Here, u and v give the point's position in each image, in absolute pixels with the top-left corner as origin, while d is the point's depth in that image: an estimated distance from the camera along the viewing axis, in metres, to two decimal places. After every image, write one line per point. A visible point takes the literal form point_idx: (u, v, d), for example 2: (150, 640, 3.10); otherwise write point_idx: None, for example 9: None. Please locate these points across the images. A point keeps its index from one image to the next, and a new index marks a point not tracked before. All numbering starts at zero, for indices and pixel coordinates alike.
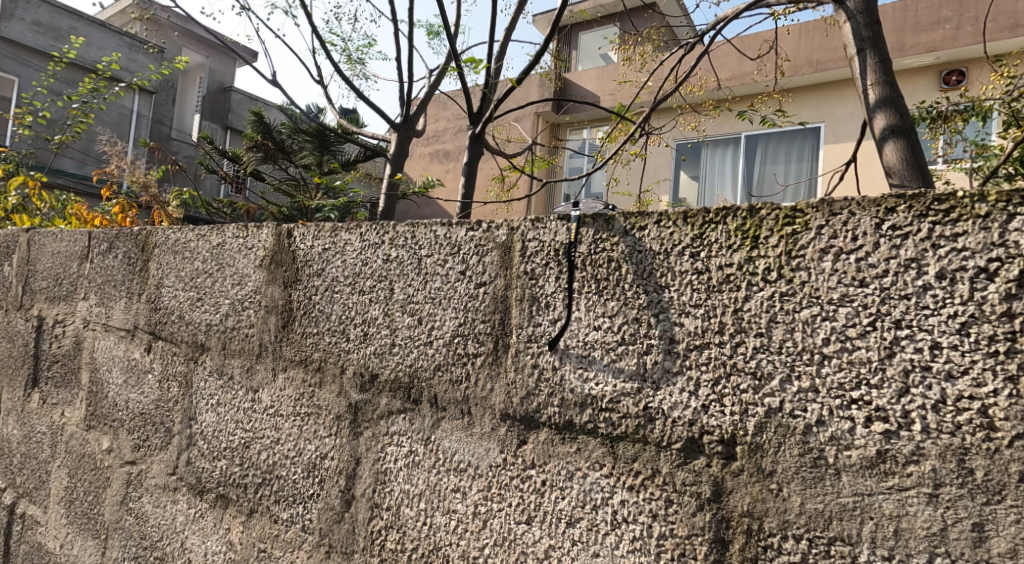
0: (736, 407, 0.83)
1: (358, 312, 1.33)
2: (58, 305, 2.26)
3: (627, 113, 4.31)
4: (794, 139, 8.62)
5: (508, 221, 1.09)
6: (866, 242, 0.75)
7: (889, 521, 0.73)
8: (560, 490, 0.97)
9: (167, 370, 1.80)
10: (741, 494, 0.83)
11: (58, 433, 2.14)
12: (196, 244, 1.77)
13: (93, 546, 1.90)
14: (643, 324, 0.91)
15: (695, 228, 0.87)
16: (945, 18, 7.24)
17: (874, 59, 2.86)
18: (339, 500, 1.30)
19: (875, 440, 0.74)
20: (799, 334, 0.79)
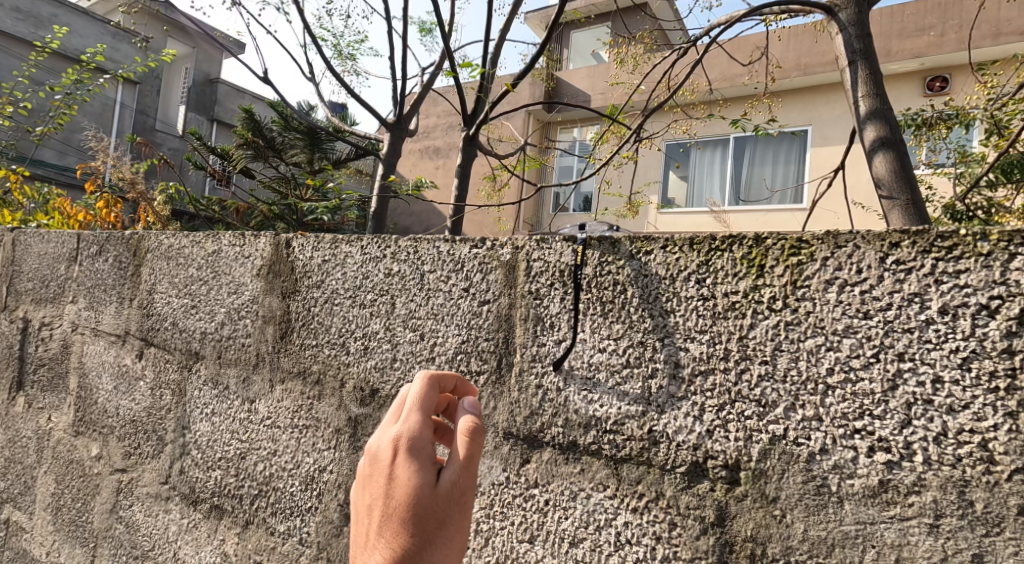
0: (741, 433, 0.84)
1: (359, 326, 1.34)
2: (45, 308, 2.23)
3: (619, 115, 4.30)
4: (781, 143, 8.76)
5: (513, 239, 1.10)
6: (870, 276, 0.77)
7: (891, 550, 0.76)
8: (563, 510, 0.98)
9: (160, 378, 1.79)
10: (745, 519, 0.85)
11: (44, 438, 2.11)
12: (191, 250, 1.75)
13: (82, 554, 1.88)
14: (647, 347, 0.92)
15: (702, 254, 0.88)
16: (929, 26, 7.32)
17: (864, 71, 2.89)
18: (338, 514, 1.31)
19: (878, 470, 0.76)
20: (804, 363, 0.80)
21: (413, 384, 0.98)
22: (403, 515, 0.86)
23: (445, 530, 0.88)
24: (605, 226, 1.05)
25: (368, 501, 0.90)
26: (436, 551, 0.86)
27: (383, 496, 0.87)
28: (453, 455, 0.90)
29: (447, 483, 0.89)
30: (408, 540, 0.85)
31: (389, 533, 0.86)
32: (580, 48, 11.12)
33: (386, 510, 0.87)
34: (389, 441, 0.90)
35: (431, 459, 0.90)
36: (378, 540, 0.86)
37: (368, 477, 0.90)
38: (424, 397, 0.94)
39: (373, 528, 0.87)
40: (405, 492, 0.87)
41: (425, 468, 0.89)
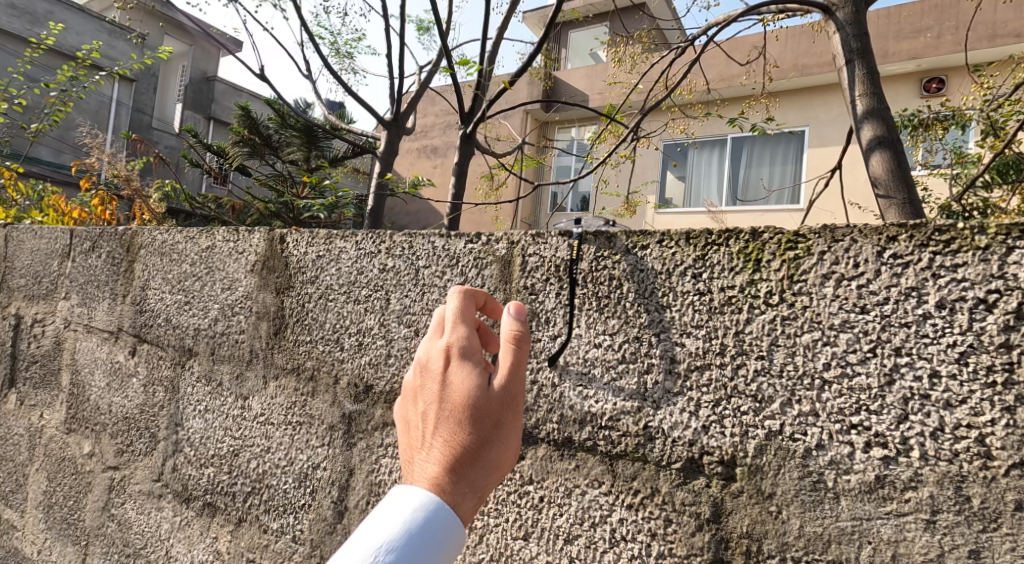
0: (736, 428, 0.84)
1: (353, 322, 1.33)
2: (37, 304, 2.22)
3: (616, 114, 4.30)
4: (778, 143, 8.75)
5: (508, 234, 1.09)
6: (867, 270, 0.76)
7: (887, 546, 0.75)
8: (558, 506, 0.97)
9: (152, 375, 1.78)
10: (740, 516, 0.84)
11: (36, 436, 2.10)
12: (185, 246, 1.74)
13: (73, 553, 1.86)
14: (643, 342, 0.91)
15: (698, 249, 0.88)
16: (926, 27, 7.33)
17: (862, 70, 2.89)
18: (331, 511, 1.31)
19: (874, 465, 0.75)
20: (800, 358, 0.80)
21: (449, 301, 0.98)
22: (460, 415, 0.85)
23: (500, 430, 0.87)
24: (601, 221, 1.04)
25: (417, 411, 0.89)
26: (493, 450, 0.86)
27: (437, 400, 0.86)
28: (502, 358, 0.90)
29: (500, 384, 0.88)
30: (466, 440, 0.85)
31: (446, 435, 0.85)
32: (578, 48, 11.12)
33: (441, 413, 0.86)
34: (440, 349, 0.90)
35: (481, 362, 0.89)
36: (434, 442, 0.85)
37: (418, 387, 0.90)
38: (465, 311, 0.94)
39: (428, 433, 0.86)
40: (460, 392, 0.86)
41: (478, 370, 0.88)
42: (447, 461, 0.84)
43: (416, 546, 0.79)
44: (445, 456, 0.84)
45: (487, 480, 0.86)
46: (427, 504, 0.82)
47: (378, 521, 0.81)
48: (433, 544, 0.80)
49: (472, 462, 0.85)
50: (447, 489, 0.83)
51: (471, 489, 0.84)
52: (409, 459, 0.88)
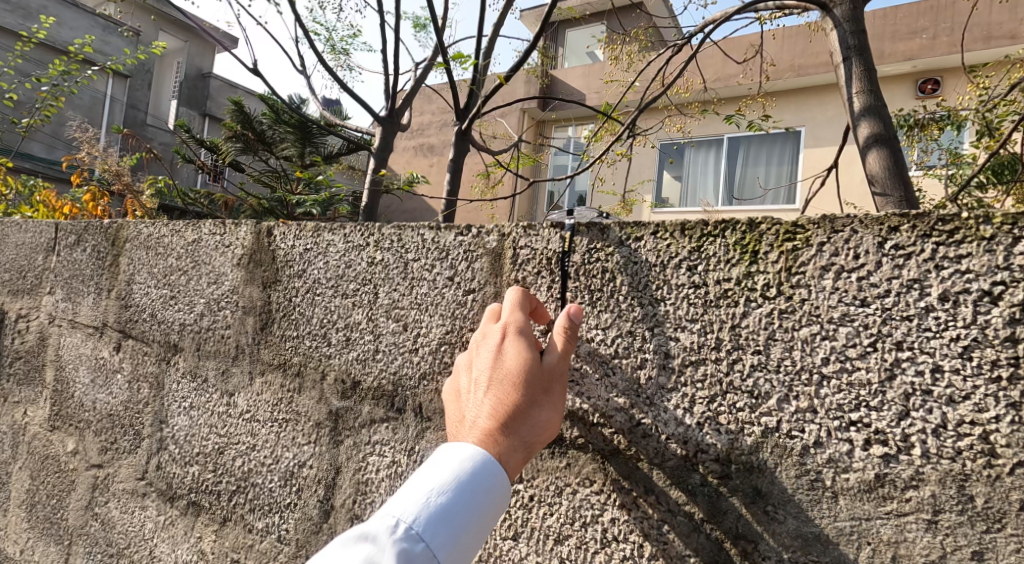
0: (732, 426, 0.81)
1: (340, 317, 1.30)
2: (21, 299, 2.18)
3: (613, 111, 4.27)
4: (774, 143, 8.74)
5: (499, 227, 1.07)
6: (868, 261, 0.73)
7: (887, 547, 0.73)
8: (548, 506, 0.94)
9: (137, 370, 1.74)
10: (736, 516, 0.81)
11: (19, 433, 2.06)
12: (170, 239, 1.71)
13: (56, 552, 1.82)
14: (637, 337, 0.88)
15: (693, 240, 0.84)
16: (922, 28, 7.32)
17: (859, 67, 2.86)
18: (318, 511, 1.27)
19: (874, 464, 0.73)
20: (798, 353, 0.77)
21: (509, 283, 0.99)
22: (513, 382, 0.86)
23: (547, 401, 0.88)
24: (594, 213, 1.02)
25: (470, 377, 0.91)
26: (540, 420, 0.87)
27: (490, 367, 0.88)
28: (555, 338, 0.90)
29: (552, 362, 0.88)
30: (515, 407, 0.86)
31: (497, 401, 0.86)
32: (574, 47, 11.09)
33: (493, 379, 0.87)
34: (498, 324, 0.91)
35: (534, 340, 0.90)
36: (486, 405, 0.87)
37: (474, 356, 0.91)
38: (521, 293, 0.94)
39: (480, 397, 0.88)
40: (514, 363, 0.87)
41: (531, 344, 0.89)
42: (497, 425, 0.85)
43: (465, 497, 0.82)
44: (495, 421, 0.85)
45: (531, 448, 0.87)
46: (476, 463, 0.84)
47: (431, 470, 0.84)
48: (481, 501, 0.82)
49: (519, 429, 0.86)
50: (492, 451, 0.85)
51: (515, 454, 0.86)
52: (458, 420, 0.89)
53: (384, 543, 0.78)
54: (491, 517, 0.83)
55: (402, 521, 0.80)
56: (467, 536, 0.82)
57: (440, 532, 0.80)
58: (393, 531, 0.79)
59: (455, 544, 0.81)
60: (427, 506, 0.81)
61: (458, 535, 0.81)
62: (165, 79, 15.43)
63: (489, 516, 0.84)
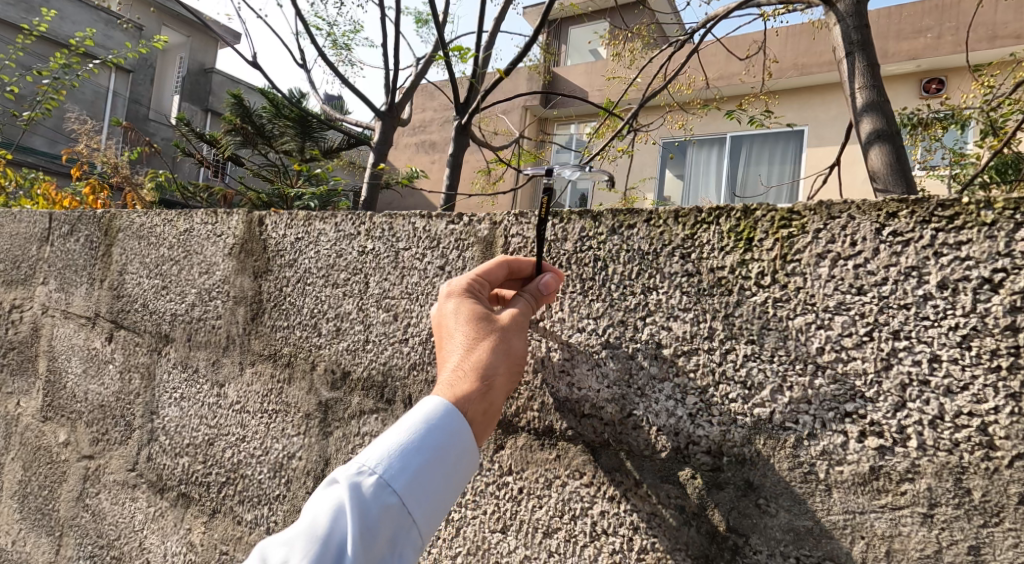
0: (724, 417, 0.79)
1: (331, 306, 1.29)
2: (15, 290, 2.16)
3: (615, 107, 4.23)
4: (777, 141, 8.69)
5: (491, 214, 1.07)
6: (866, 248, 0.71)
7: (881, 542, 0.71)
8: (537, 498, 0.93)
9: (129, 361, 1.73)
10: (727, 509, 0.79)
11: (12, 424, 2.05)
12: (163, 229, 1.69)
13: (47, 543, 1.80)
14: (628, 327, 0.87)
15: (687, 227, 0.82)
16: (926, 28, 7.27)
17: (862, 63, 2.83)
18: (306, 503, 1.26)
19: (869, 456, 0.71)
20: (793, 343, 0.75)
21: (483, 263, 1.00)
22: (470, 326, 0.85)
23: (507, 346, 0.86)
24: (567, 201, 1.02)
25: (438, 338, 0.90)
26: (499, 361, 0.84)
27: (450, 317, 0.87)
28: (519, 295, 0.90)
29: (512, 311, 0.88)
30: (470, 349, 0.84)
31: (457, 348, 0.85)
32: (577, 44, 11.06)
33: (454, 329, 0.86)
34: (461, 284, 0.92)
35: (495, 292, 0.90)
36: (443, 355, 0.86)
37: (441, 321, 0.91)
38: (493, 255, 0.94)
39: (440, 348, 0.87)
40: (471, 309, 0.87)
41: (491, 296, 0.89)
42: (455, 370, 0.83)
43: (423, 437, 0.79)
44: (453, 366, 0.83)
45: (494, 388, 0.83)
46: (434, 405, 0.82)
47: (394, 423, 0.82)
48: (440, 438, 0.79)
49: (480, 369, 0.84)
50: (451, 390, 0.82)
51: (474, 396, 0.82)
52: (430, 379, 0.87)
53: (342, 482, 0.76)
54: (454, 457, 0.80)
55: (362, 464, 0.78)
56: (427, 473, 0.78)
57: (397, 467, 0.77)
58: (352, 471, 0.77)
59: (414, 481, 0.77)
60: (385, 449, 0.79)
61: (417, 470, 0.77)
62: (167, 73, 15.43)
63: (453, 456, 0.80)
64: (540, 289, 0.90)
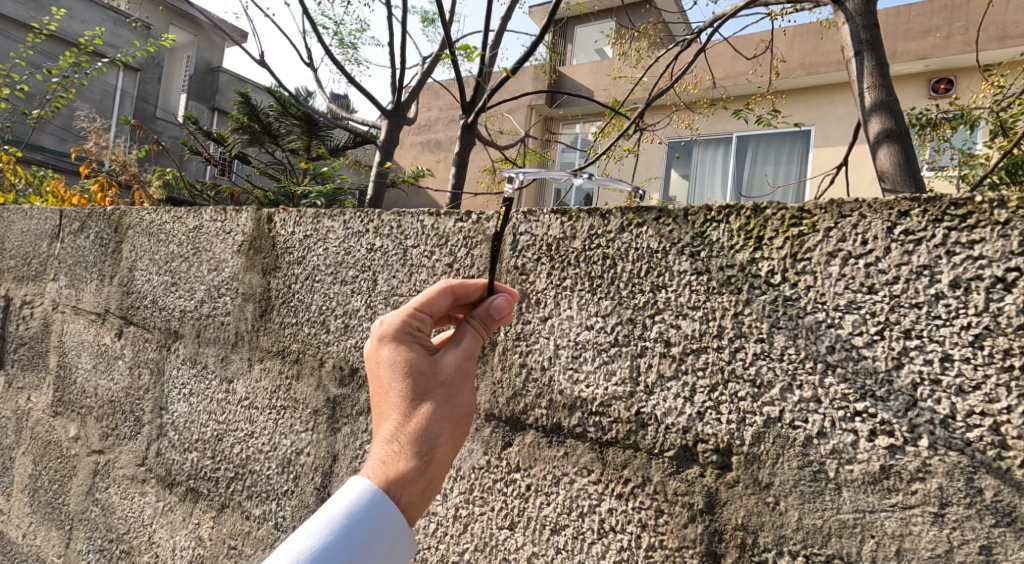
0: (733, 415, 0.79)
1: (339, 303, 1.30)
2: (26, 286, 2.18)
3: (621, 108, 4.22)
4: (784, 141, 8.64)
5: (499, 213, 1.07)
6: (877, 247, 0.71)
7: (891, 540, 0.71)
8: (545, 495, 0.93)
9: (139, 357, 1.74)
10: (735, 507, 0.79)
11: (23, 419, 2.06)
12: (172, 226, 1.70)
13: (56, 536, 1.82)
14: (637, 325, 0.87)
15: (696, 226, 0.83)
16: (935, 28, 7.23)
17: (870, 62, 2.82)
18: (314, 497, 1.27)
19: (879, 455, 0.71)
20: (802, 341, 0.75)
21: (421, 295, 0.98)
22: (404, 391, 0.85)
23: (444, 412, 0.86)
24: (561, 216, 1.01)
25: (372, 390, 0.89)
26: (437, 429, 0.84)
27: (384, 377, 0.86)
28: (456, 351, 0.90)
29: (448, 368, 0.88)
30: (407, 414, 0.84)
31: (392, 414, 0.84)
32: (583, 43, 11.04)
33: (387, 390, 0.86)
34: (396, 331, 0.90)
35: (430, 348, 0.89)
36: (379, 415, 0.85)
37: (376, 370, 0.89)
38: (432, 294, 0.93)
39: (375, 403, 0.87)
40: (405, 368, 0.86)
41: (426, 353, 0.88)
42: (390, 437, 0.83)
43: (353, 524, 0.78)
44: (388, 433, 0.83)
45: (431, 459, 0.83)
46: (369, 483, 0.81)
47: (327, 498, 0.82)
48: (370, 525, 0.79)
49: (415, 439, 0.83)
50: (386, 463, 0.82)
51: (411, 474, 0.82)
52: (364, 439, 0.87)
53: None
54: (387, 541, 0.79)
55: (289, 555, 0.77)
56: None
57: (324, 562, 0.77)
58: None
59: None
60: (314, 537, 0.78)
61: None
62: (174, 72, 15.50)
63: (386, 540, 0.80)
64: (489, 312, 0.93)
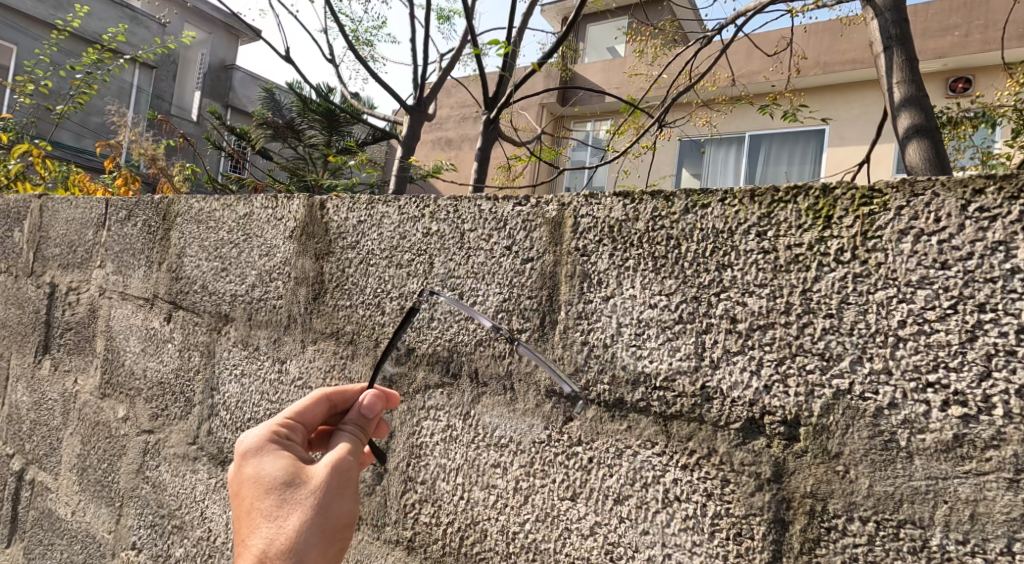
0: (802, 388, 0.82)
1: (394, 287, 1.33)
2: (71, 273, 2.15)
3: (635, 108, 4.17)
4: (797, 140, 8.61)
5: (559, 196, 1.07)
6: (950, 224, 0.74)
7: (965, 506, 0.74)
8: (608, 467, 0.97)
9: (189, 340, 1.77)
10: (804, 475, 0.82)
11: (70, 400, 2.05)
12: (222, 213, 1.74)
13: (107, 513, 1.84)
14: (701, 302, 0.90)
15: (763, 206, 0.86)
16: (954, 25, 7.18)
17: (900, 58, 2.72)
18: (370, 473, 1.25)
19: (952, 424, 0.74)
20: (874, 316, 0.78)
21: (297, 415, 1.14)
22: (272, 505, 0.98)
23: (314, 524, 0.96)
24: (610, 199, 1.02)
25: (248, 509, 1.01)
26: (306, 539, 0.95)
27: (255, 495, 1.00)
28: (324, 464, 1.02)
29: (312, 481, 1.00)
30: (276, 530, 0.96)
31: (264, 530, 0.96)
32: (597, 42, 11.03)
33: (258, 508, 0.99)
34: (267, 451, 1.04)
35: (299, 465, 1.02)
36: (251, 535, 0.97)
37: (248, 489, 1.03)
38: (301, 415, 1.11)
39: (247, 524, 0.99)
40: (273, 485, 1.00)
41: (294, 468, 1.01)
42: (261, 557, 0.94)
43: None
44: (259, 553, 0.95)
45: None
46: None
47: None
48: None
49: (287, 550, 0.94)
50: None
51: None
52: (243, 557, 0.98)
53: None
54: None
55: None
56: None
57: None
58: None
59: None
60: None
61: None
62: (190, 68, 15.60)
63: None
64: (360, 417, 1.12)
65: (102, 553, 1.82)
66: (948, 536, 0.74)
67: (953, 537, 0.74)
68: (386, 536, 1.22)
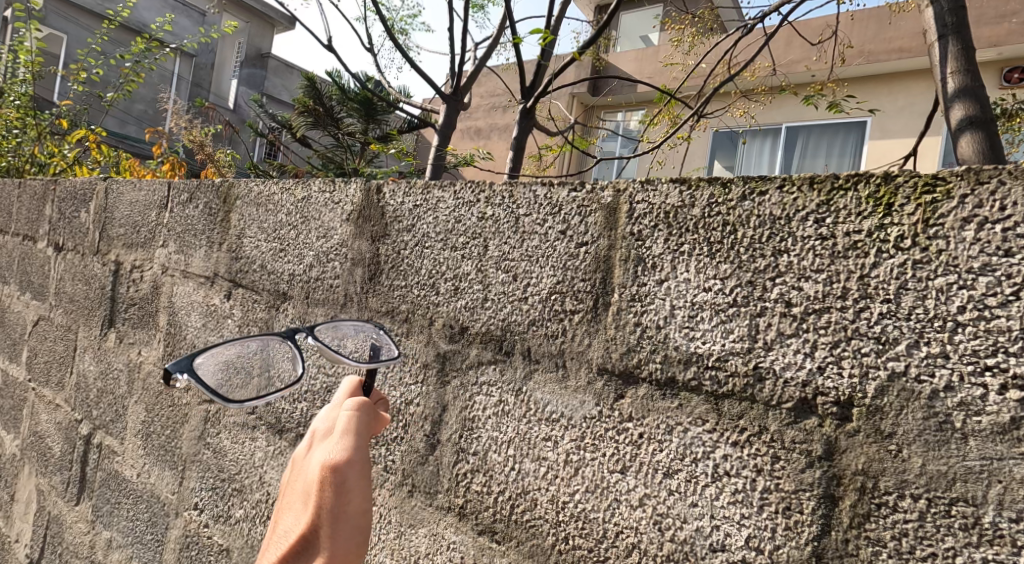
0: (856, 369, 0.86)
1: (449, 267, 1.33)
2: (135, 251, 2.24)
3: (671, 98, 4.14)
4: (837, 132, 8.47)
5: (615, 182, 1.11)
6: (1016, 213, 0.77)
7: (1018, 486, 0.77)
8: (658, 442, 1.01)
9: (247, 316, 1.82)
10: (856, 453, 0.86)
11: (134, 371, 2.14)
12: (280, 197, 1.77)
13: (170, 476, 1.93)
14: (756, 287, 0.94)
15: (822, 194, 0.89)
16: (1012, 12, 6.92)
17: (955, 47, 2.64)
18: (424, 444, 1.31)
19: (1010, 407, 0.77)
20: (932, 301, 0.81)
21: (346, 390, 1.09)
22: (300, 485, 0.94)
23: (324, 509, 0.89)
24: (654, 194, 1.05)
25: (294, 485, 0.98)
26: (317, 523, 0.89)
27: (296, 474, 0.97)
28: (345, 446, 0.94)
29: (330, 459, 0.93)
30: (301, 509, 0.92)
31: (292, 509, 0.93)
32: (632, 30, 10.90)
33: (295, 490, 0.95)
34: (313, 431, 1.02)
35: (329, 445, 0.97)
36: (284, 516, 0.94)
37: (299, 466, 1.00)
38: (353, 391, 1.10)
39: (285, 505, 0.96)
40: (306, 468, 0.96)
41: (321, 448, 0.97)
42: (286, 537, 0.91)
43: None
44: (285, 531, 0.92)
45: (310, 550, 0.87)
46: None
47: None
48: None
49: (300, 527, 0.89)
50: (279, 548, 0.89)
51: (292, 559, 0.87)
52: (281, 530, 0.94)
53: None
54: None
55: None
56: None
57: None
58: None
59: None
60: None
61: None
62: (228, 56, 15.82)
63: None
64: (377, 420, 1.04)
65: (166, 513, 1.92)
66: (1000, 514, 0.77)
67: (1005, 515, 0.77)
68: (438, 504, 1.27)
